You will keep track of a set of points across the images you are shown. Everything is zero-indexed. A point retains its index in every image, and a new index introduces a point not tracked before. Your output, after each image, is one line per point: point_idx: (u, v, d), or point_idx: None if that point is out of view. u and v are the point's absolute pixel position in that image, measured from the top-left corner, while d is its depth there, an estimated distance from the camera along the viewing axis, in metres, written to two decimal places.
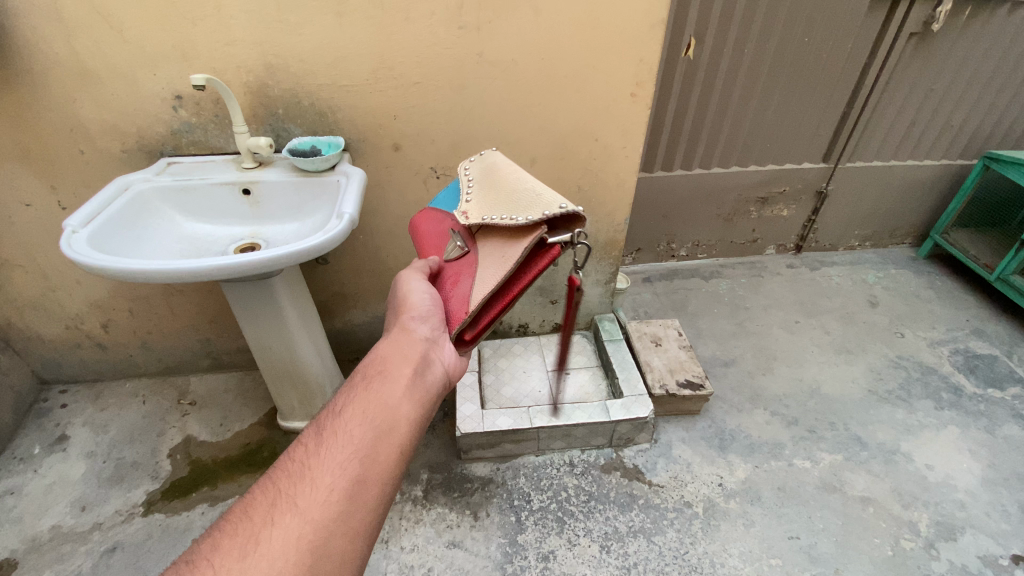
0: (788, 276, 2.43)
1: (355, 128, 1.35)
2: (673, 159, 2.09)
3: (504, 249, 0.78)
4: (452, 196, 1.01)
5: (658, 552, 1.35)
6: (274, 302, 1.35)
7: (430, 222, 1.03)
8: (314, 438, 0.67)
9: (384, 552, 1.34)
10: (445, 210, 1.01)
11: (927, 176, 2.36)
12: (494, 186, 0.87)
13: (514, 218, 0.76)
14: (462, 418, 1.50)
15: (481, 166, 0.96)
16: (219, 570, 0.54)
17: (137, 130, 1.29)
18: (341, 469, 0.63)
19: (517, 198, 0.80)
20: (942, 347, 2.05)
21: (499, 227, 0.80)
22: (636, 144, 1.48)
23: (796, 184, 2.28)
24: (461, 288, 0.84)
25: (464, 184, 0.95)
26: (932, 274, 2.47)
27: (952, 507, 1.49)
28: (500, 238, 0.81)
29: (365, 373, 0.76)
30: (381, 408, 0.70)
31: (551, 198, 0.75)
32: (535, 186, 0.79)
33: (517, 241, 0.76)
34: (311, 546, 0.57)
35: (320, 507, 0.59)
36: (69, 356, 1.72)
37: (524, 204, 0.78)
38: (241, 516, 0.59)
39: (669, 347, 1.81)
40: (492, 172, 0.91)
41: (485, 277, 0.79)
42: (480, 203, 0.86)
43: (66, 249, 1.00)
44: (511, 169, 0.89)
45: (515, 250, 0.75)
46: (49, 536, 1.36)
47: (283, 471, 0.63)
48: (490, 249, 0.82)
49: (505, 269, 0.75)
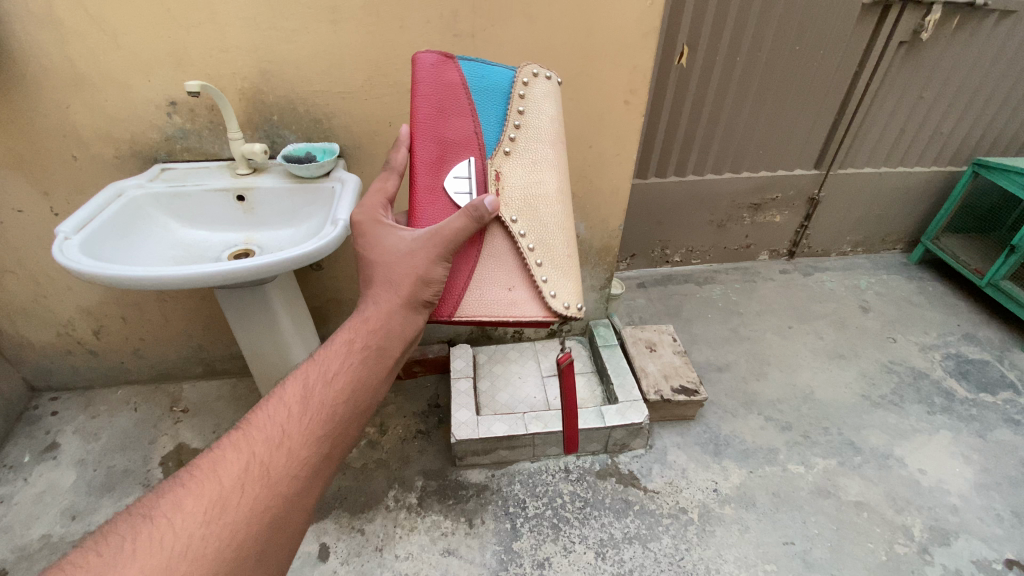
0: (782, 281, 2.45)
1: (350, 134, 1.35)
2: (668, 166, 2.10)
3: (518, 289, 0.93)
4: (491, 118, 0.90)
5: (654, 558, 1.35)
6: (268, 308, 1.34)
7: (448, 130, 0.88)
8: (298, 405, 0.67)
9: (378, 561, 1.33)
10: (473, 122, 0.89)
11: (917, 182, 2.39)
12: (537, 180, 0.92)
13: (539, 274, 0.93)
14: (457, 425, 1.49)
15: (540, 121, 0.92)
16: (183, 531, 0.55)
17: (131, 136, 1.28)
18: (316, 446, 0.65)
19: (548, 235, 0.93)
20: (934, 352, 2.07)
21: (521, 258, 0.92)
22: (629, 151, 1.49)
23: (788, 191, 2.30)
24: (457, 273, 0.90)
25: (513, 119, 0.90)
26: (923, 280, 2.49)
27: (946, 511, 1.50)
28: (512, 258, 0.92)
29: (365, 343, 0.74)
30: (364, 391, 0.72)
31: (567, 282, 0.96)
32: (563, 244, 0.96)
33: (528, 299, 0.94)
34: (272, 517, 0.60)
35: (289, 481, 0.62)
36: (60, 363, 1.70)
37: (550, 259, 0.94)
38: (209, 475, 0.59)
39: (664, 353, 1.81)
40: (542, 150, 0.92)
41: (486, 298, 0.92)
42: (517, 183, 0.91)
43: (58, 256, 0.99)
44: (559, 174, 0.95)
45: (523, 307, 0.94)
46: (38, 545, 1.34)
47: (260, 435, 0.64)
48: (498, 255, 0.92)
49: (508, 312, 0.93)
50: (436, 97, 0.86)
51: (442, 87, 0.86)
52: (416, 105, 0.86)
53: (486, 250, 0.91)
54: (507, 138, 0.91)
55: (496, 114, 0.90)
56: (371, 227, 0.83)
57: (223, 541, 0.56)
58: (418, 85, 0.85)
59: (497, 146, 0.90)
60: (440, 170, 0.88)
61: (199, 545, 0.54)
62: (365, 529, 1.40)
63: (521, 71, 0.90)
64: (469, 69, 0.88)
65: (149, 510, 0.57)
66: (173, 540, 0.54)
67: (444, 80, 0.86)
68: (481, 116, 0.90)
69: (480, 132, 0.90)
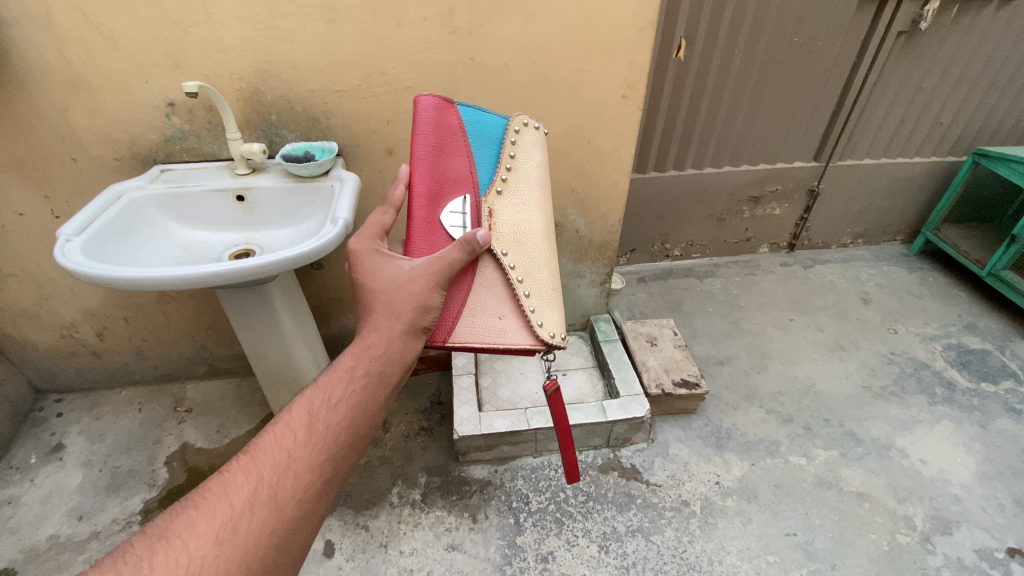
0: (782, 274, 2.45)
1: (348, 134, 1.35)
2: (667, 160, 2.10)
3: (508, 320, 0.93)
4: (485, 159, 0.96)
5: (657, 551, 1.36)
6: (269, 308, 1.35)
7: (444, 167, 0.91)
8: (303, 429, 0.67)
9: (382, 556, 1.34)
10: (469, 162, 0.94)
11: (917, 173, 2.39)
12: (527, 218, 0.96)
13: (529, 306, 0.93)
14: (459, 421, 1.49)
15: (528, 166, 0.98)
16: (194, 555, 0.55)
17: (130, 138, 1.29)
18: (321, 469, 0.66)
19: (536, 270, 0.96)
20: (935, 343, 2.07)
21: (512, 289, 0.93)
22: (628, 146, 1.49)
23: (788, 183, 2.30)
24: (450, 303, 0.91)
25: (506, 163, 0.96)
26: (923, 271, 2.49)
27: (947, 501, 1.50)
28: (504, 289, 0.93)
29: (367, 369, 0.74)
30: (368, 415, 0.73)
31: (553, 314, 0.96)
32: (547, 281, 0.97)
33: (519, 331, 0.94)
34: (278, 540, 0.60)
35: (295, 505, 0.62)
36: (64, 365, 1.71)
37: (538, 292, 0.95)
38: (218, 498, 0.60)
39: (664, 347, 1.81)
40: (531, 190, 0.98)
41: (477, 326, 0.92)
42: (508, 219, 0.94)
43: (60, 259, 1.00)
44: (544, 215, 1.00)
45: (513, 337, 0.93)
46: (46, 545, 1.35)
47: (267, 458, 0.64)
48: (492, 287, 0.93)
49: (499, 341, 0.93)
50: (435, 136, 0.90)
51: (442, 129, 0.91)
52: (417, 143, 0.89)
53: (480, 281, 0.93)
54: (500, 178, 0.95)
55: (489, 156, 0.96)
56: (369, 255, 0.84)
57: (232, 564, 0.56)
58: (420, 125, 0.88)
59: (492, 185, 0.95)
60: (437, 204, 0.90)
61: (210, 568, 0.55)
62: (370, 526, 1.41)
63: (512, 120, 0.98)
64: (466, 115, 0.94)
65: (162, 530, 0.57)
66: (185, 563, 0.54)
67: (443, 122, 0.91)
68: (475, 157, 0.95)
69: (476, 172, 0.94)
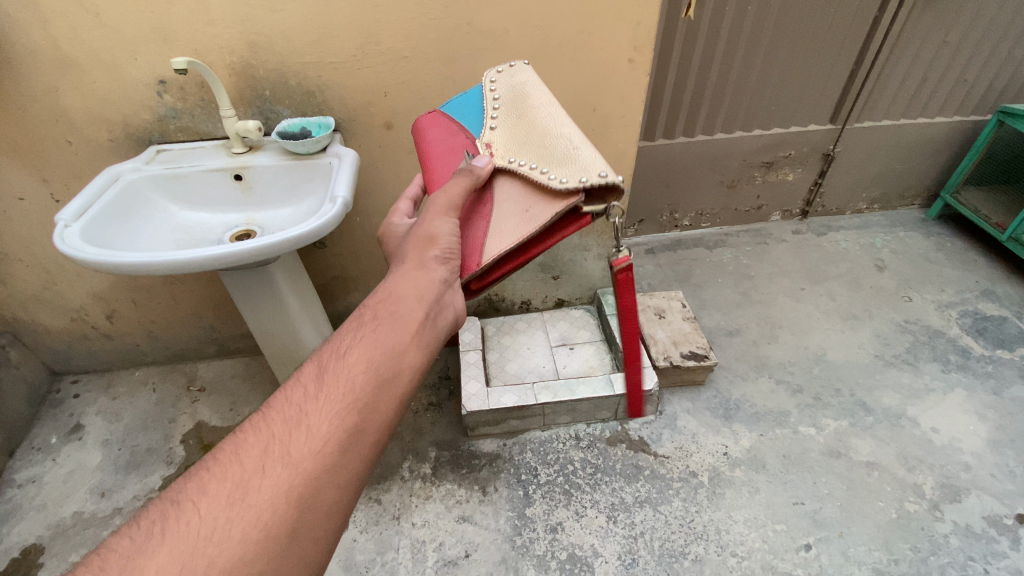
0: (794, 242, 2.39)
1: (345, 108, 1.31)
2: (676, 127, 2.03)
3: (529, 205, 0.76)
4: (471, 113, 0.94)
5: (664, 521, 1.36)
6: (273, 287, 1.34)
7: (440, 137, 0.96)
8: (313, 382, 0.66)
9: (396, 528, 1.37)
10: (459, 128, 0.95)
11: (937, 134, 2.29)
12: (524, 122, 0.84)
13: (547, 174, 0.73)
14: (467, 397, 1.50)
15: (514, 90, 0.91)
16: (208, 516, 0.54)
17: (124, 118, 1.26)
18: (338, 418, 0.62)
19: (548, 144, 0.77)
20: (951, 310, 2.03)
21: (529, 177, 0.77)
22: (635, 112, 1.43)
23: (802, 148, 2.22)
24: (470, 229, 0.82)
25: (490, 104, 0.92)
26: (941, 236, 2.42)
27: (957, 469, 1.50)
28: (517, 185, 0.79)
29: (377, 313, 0.73)
30: (386, 358, 0.68)
31: (588, 156, 0.71)
32: (570, 138, 0.76)
33: (546, 204, 0.73)
34: (299, 498, 0.56)
35: (313, 459, 0.59)
36: (77, 347, 1.74)
37: (556, 155, 0.74)
38: (230, 460, 0.58)
39: (673, 319, 1.77)
40: (523, 102, 0.88)
41: (502, 230, 0.76)
42: (506, 136, 0.85)
43: (60, 245, 1.00)
44: (547, 107, 0.85)
45: (541, 213, 0.73)
46: (71, 522, 1.38)
47: (279, 415, 0.62)
48: (506, 191, 0.80)
49: (529, 228, 0.73)
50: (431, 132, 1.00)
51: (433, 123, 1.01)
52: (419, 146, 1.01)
53: (496, 197, 0.81)
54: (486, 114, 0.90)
55: (474, 109, 0.94)
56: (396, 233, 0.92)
57: (249, 524, 0.54)
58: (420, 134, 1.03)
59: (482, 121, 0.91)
60: (445, 169, 0.90)
61: (225, 529, 0.53)
62: (383, 500, 1.43)
63: (485, 74, 0.97)
64: (450, 101, 1.02)
65: (176, 495, 0.56)
66: (198, 525, 0.53)
67: (432, 121, 1.02)
68: (462, 120, 0.95)
69: (465, 127, 0.93)
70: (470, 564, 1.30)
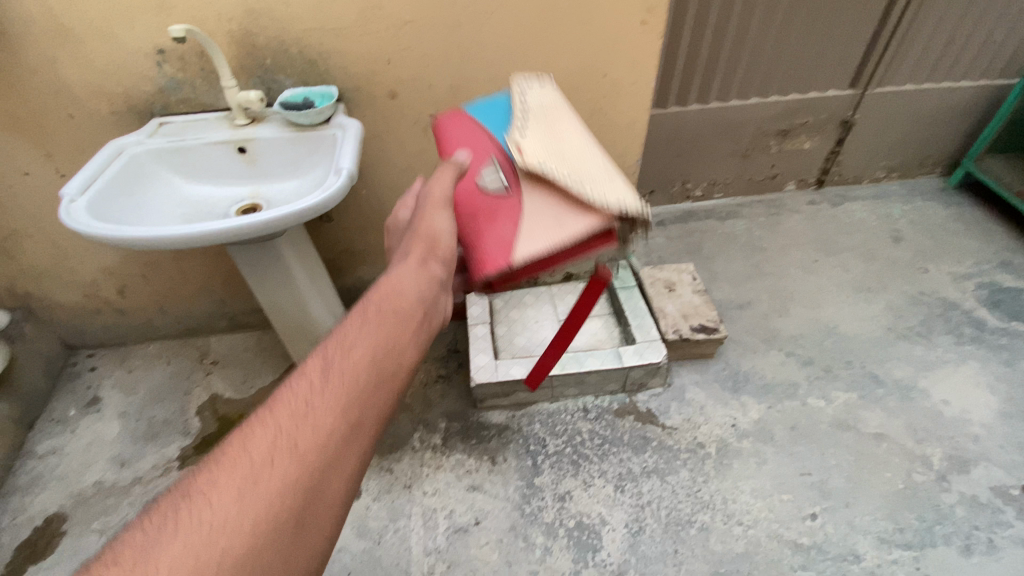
0: (809, 213, 2.34)
1: (347, 76, 1.27)
2: (689, 93, 1.97)
3: (560, 220, 0.73)
4: (495, 115, 0.89)
5: (671, 490, 1.38)
6: (280, 261, 1.33)
7: (465, 133, 0.89)
8: (317, 373, 0.63)
9: (407, 497, 1.40)
10: (480, 126, 0.89)
11: (962, 99, 2.20)
12: (558, 137, 0.83)
13: (585, 188, 0.73)
14: (476, 368, 1.52)
15: (544, 106, 0.89)
16: (216, 511, 0.51)
17: (124, 90, 1.24)
18: (345, 411, 0.60)
19: (584, 166, 0.78)
20: (967, 282, 1.98)
21: (564, 186, 0.75)
22: (647, 78, 1.38)
23: (820, 114, 2.15)
24: (491, 230, 0.76)
25: (520, 110, 0.88)
26: (960, 206, 2.35)
27: (967, 441, 1.50)
28: (549, 195, 0.76)
29: (377, 308, 0.72)
30: (388, 351, 0.68)
31: (622, 188, 0.75)
32: (604, 167, 0.79)
33: (581, 218, 0.73)
34: (308, 490, 0.55)
35: (321, 452, 0.57)
36: (91, 322, 1.76)
37: (594, 178, 0.76)
38: (235, 455, 0.55)
39: (683, 292, 1.75)
40: (555, 119, 0.86)
41: (534, 235, 0.73)
42: (542, 141, 0.80)
43: (67, 220, 0.99)
44: (578, 132, 0.86)
45: (575, 227, 0.73)
46: (94, 490, 1.43)
47: (283, 407, 0.59)
48: (537, 194, 0.77)
49: (563, 237, 0.72)
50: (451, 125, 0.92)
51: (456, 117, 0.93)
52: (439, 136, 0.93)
53: (525, 201, 0.77)
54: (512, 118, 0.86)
55: (499, 112, 0.90)
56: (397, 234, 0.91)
57: (258, 519, 0.52)
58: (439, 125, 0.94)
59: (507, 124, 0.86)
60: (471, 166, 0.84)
61: (235, 524, 0.51)
62: (395, 469, 1.46)
63: (515, 83, 0.93)
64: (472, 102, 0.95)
65: (178, 494, 0.53)
66: (207, 522, 0.50)
67: (454, 115, 0.94)
68: (485, 119, 0.90)
69: (488, 125, 0.88)
70: (480, 531, 1.33)
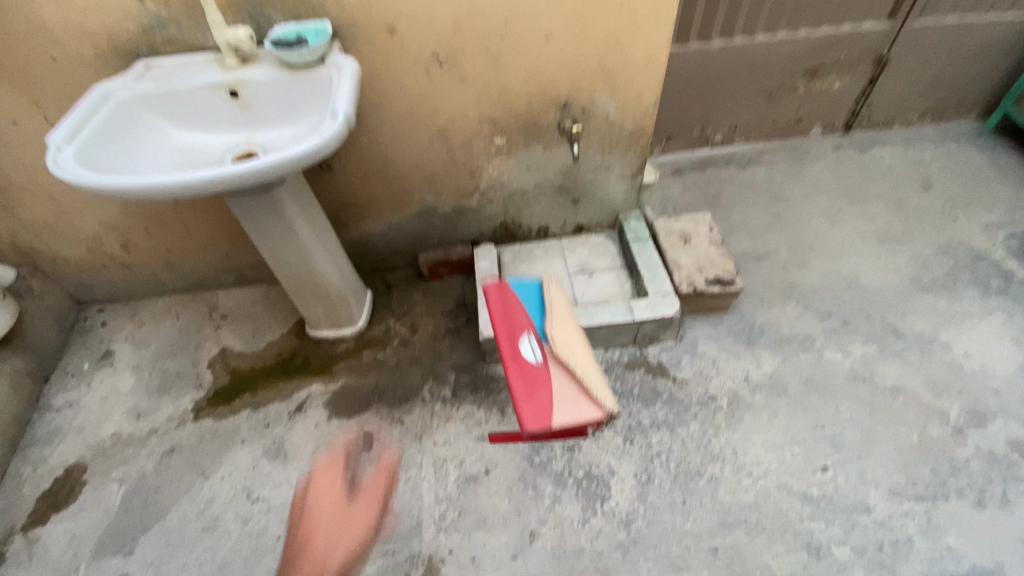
0: (834, 159, 2.21)
1: (342, 10, 1.17)
2: (712, 28, 1.82)
3: (569, 398, 1.30)
4: (537, 337, 1.38)
5: (681, 442, 1.37)
6: (280, 212, 1.28)
7: (510, 301, 1.34)
8: None
9: (418, 447, 1.40)
10: (527, 327, 1.35)
11: (1011, 31, 2.01)
12: (574, 352, 1.35)
13: (595, 393, 1.29)
14: (485, 323, 1.49)
15: (563, 313, 1.42)
16: None
17: (105, 29, 1.15)
18: None
19: (586, 366, 1.33)
20: (999, 232, 1.89)
21: (577, 382, 1.32)
22: (669, 9, 1.26)
23: (853, 50, 1.98)
24: (537, 395, 1.26)
25: (551, 319, 1.41)
26: (997, 150, 2.20)
27: (986, 395, 1.46)
28: (567, 382, 1.32)
29: None
30: None
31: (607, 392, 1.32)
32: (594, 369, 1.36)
33: (589, 406, 1.28)
34: None
35: None
36: (99, 277, 1.76)
37: (596, 386, 1.31)
38: None
39: (699, 244, 1.68)
40: (568, 321, 1.41)
41: (563, 410, 1.27)
42: (564, 347, 1.36)
43: (54, 170, 0.95)
44: (582, 344, 1.39)
45: (586, 411, 1.28)
46: (112, 441, 1.46)
47: None
48: (560, 383, 1.32)
49: (578, 418, 1.27)
50: (500, 302, 1.31)
51: (503, 295, 1.33)
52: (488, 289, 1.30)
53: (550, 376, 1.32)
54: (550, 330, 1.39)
55: (539, 333, 1.40)
56: None
57: None
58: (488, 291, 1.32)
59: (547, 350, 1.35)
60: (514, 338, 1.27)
61: None
62: (406, 420, 1.45)
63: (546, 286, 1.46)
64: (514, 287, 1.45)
65: None
66: None
67: (500, 293, 1.33)
68: (530, 324, 1.37)
69: (534, 339, 1.34)
70: (490, 481, 1.34)
